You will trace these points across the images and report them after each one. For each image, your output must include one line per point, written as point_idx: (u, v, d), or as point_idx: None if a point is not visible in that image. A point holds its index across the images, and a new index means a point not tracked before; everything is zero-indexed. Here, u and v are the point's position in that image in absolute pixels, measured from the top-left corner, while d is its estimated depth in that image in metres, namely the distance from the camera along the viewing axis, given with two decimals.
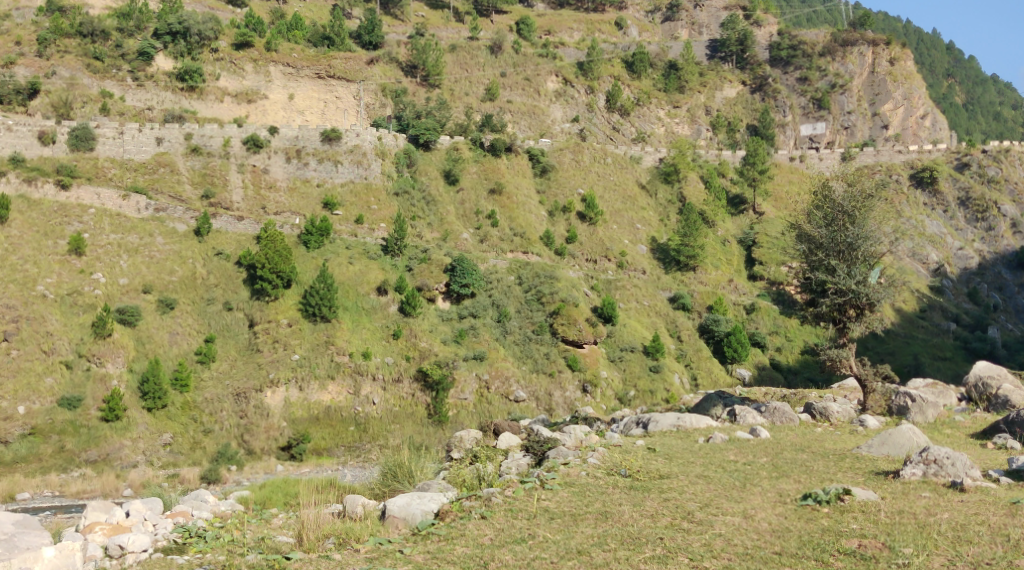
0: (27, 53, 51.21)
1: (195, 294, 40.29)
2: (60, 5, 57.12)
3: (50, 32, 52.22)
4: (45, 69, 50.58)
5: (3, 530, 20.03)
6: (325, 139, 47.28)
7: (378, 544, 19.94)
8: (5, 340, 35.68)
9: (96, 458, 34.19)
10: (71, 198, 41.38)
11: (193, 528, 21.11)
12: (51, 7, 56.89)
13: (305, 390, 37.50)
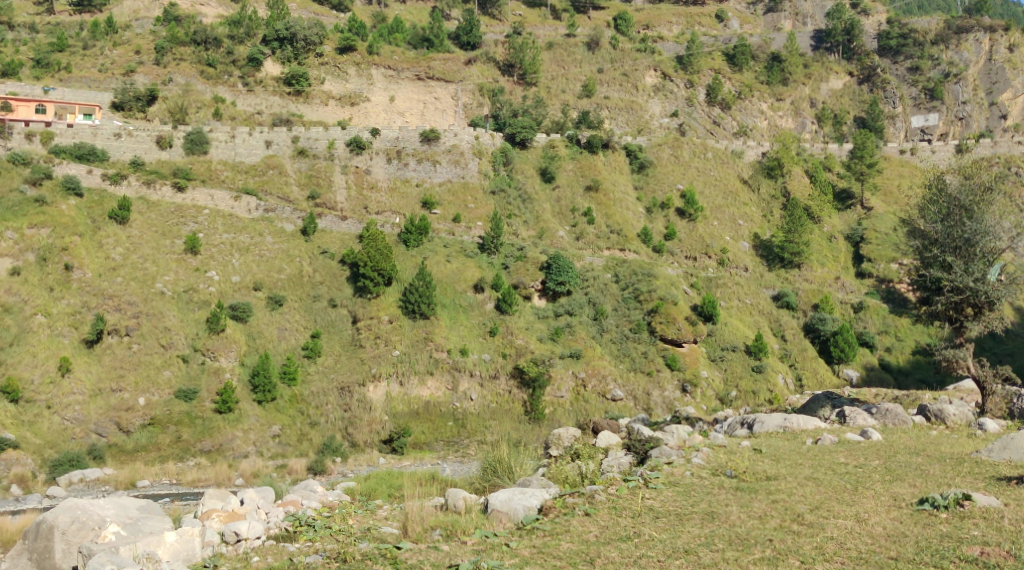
0: (145, 62, 53.81)
1: (302, 291, 41.53)
2: (177, 16, 60.07)
3: (166, 41, 54.96)
4: (163, 76, 52.88)
5: (128, 514, 21.37)
6: (424, 140, 48.40)
7: (484, 537, 20.26)
8: (127, 335, 37.40)
9: (210, 449, 35.34)
10: (187, 201, 43.16)
11: (303, 517, 21.67)
12: (168, 17, 59.89)
13: (405, 385, 38.36)
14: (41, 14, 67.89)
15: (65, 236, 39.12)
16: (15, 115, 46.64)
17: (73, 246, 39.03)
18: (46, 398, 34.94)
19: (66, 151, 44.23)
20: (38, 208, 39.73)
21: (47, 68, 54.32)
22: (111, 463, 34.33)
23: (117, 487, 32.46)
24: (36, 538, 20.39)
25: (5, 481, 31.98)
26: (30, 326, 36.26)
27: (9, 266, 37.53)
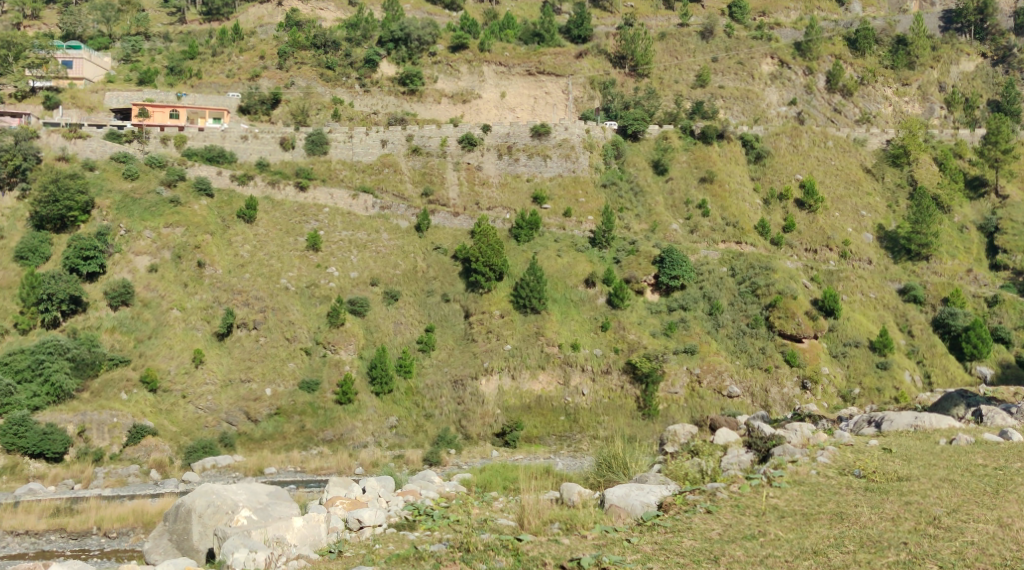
0: (269, 67, 56.77)
1: (417, 286, 42.44)
2: (298, 20, 61.70)
3: (288, 46, 57.40)
4: (285, 79, 55.74)
5: (259, 500, 22.11)
6: (535, 135, 48.60)
7: (605, 531, 20.21)
8: (254, 329, 38.87)
9: (332, 438, 36.47)
10: (309, 200, 44.88)
11: (422, 506, 21.94)
12: (289, 22, 61.59)
13: (517, 379, 38.58)
14: (173, 24, 71.02)
15: (198, 234, 41.17)
16: (151, 120, 50.48)
17: (205, 243, 41.01)
18: (182, 388, 36.59)
19: (198, 154, 47.19)
20: (173, 208, 42.12)
21: (180, 75, 57.99)
22: (240, 451, 35.62)
23: (246, 473, 33.86)
24: (176, 520, 21.75)
25: (145, 466, 33.99)
26: (166, 320, 38.33)
27: (147, 264, 40.01)
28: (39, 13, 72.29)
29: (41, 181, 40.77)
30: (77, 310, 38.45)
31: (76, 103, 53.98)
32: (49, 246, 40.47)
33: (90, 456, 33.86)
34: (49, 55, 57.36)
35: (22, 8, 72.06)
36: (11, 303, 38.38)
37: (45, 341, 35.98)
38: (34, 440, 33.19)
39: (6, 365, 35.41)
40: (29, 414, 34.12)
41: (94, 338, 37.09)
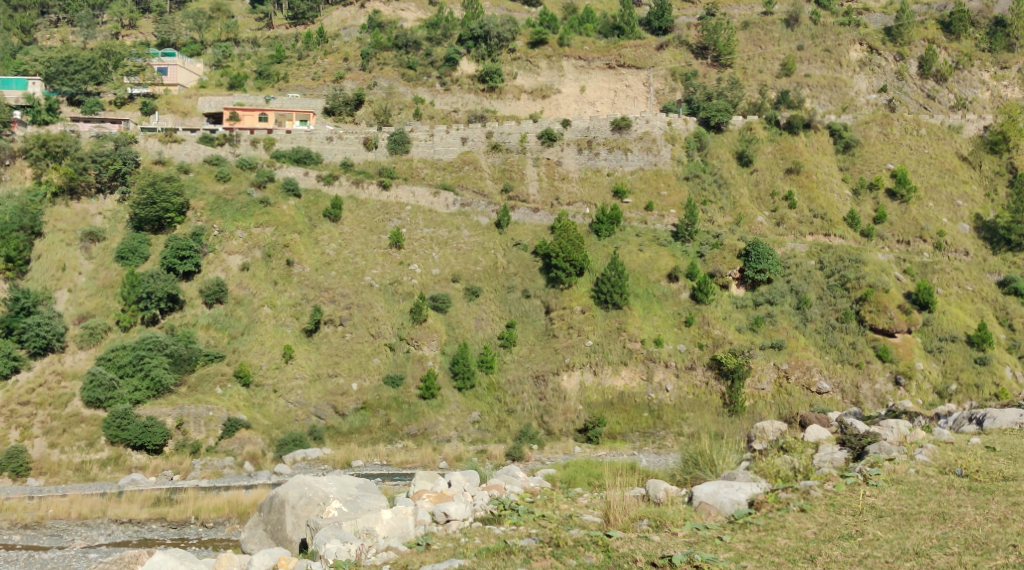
0: (353, 68, 58.03)
1: (497, 282, 42.24)
2: (380, 22, 63.02)
3: (371, 47, 58.60)
4: (368, 81, 56.94)
5: (348, 492, 22.24)
6: (616, 128, 48.09)
7: (695, 529, 19.79)
8: (341, 325, 39.86)
9: (416, 433, 36.97)
10: (391, 198, 45.24)
11: (507, 501, 21.69)
12: (371, 24, 62.95)
13: (599, 375, 38.23)
14: (261, 29, 72.37)
15: (287, 234, 42.52)
16: (241, 123, 52.25)
17: (293, 242, 42.30)
18: (273, 382, 37.79)
19: (286, 156, 48.15)
20: (263, 208, 43.57)
21: (269, 79, 59.34)
22: (329, 444, 36.43)
23: (335, 466, 34.43)
24: (271, 510, 22.28)
25: (239, 458, 35.04)
26: (258, 317, 39.72)
27: (240, 263, 41.58)
28: (135, 22, 74.18)
29: (140, 184, 42.59)
30: (175, 308, 40.06)
31: (171, 108, 56.19)
32: (149, 247, 42.24)
33: (188, 448, 35.06)
34: (145, 62, 59.05)
35: (120, 19, 74.07)
36: (114, 303, 40.35)
37: (146, 338, 37.63)
38: (136, 432, 34.76)
39: (109, 360, 37.15)
40: (131, 408, 35.72)
41: (191, 334, 38.71)
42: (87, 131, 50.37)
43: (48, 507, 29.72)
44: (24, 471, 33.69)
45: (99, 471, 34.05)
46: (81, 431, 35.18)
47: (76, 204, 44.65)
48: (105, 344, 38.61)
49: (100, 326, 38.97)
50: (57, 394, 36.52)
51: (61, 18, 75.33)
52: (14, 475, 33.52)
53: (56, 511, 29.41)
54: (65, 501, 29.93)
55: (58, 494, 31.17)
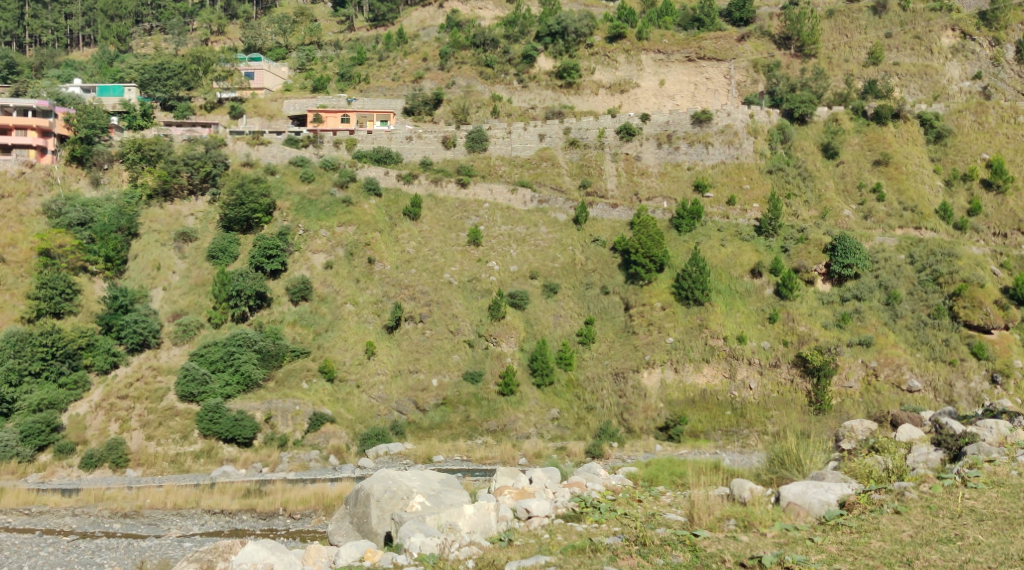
0: (432, 68, 58.47)
1: (576, 279, 41.88)
2: (458, 21, 63.08)
3: (449, 47, 59.00)
4: (446, 80, 57.33)
5: (431, 487, 22.17)
6: (696, 122, 47.22)
7: (785, 530, 19.20)
8: (421, 322, 39.97)
9: (496, 429, 36.89)
10: (470, 195, 45.18)
11: (589, 498, 21.40)
12: (450, 23, 63.12)
13: (680, 372, 37.64)
14: (343, 32, 73.10)
15: (368, 232, 42.89)
16: (324, 126, 53.31)
17: (375, 241, 42.70)
18: (356, 377, 38.10)
19: (367, 156, 48.45)
20: (345, 208, 43.98)
21: (350, 80, 60.22)
22: (410, 439, 36.61)
23: (416, 461, 34.58)
24: (356, 504, 22.09)
25: (325, 452, 35.51)
26: (341, 314, 40.14)
27: (324, 261, 42.13)
28: (224, 28, 75.53)
29: (229, 187, 43.73)
30: (262, 305, 40.84)
31: (258, 112, 57.24)
32: (238, 246, 43.15)
33: (275, 441, 35.80)
34: (234, 68, 61.01)
35: (210, 25, 75.42)
36: (206, 300, 41.32)
37: (236, 335, 38.49)
38: (226, 426, 35.54)
39: (201, 356, 38.04)
40: (222, 402, 36.61)
41: (278, 331, 39.37)
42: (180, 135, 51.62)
43: (146, 497, 30.39)
44: (123, 462, 34.74)
45: (193, 463, 34.88)
46: (176, 424, 35.89)
47: (170, 205, 45.71)
48: (198, 340, 39.67)
49: (194, 323, 40.11)
50: (153, 389, 37.34)
51: (155, 26, 76.98)
52: (114, 466, 34.64)
53: (153, 501, 30.06)
54: (162, 492, 30.66)
55: (153, 486, 31.91)
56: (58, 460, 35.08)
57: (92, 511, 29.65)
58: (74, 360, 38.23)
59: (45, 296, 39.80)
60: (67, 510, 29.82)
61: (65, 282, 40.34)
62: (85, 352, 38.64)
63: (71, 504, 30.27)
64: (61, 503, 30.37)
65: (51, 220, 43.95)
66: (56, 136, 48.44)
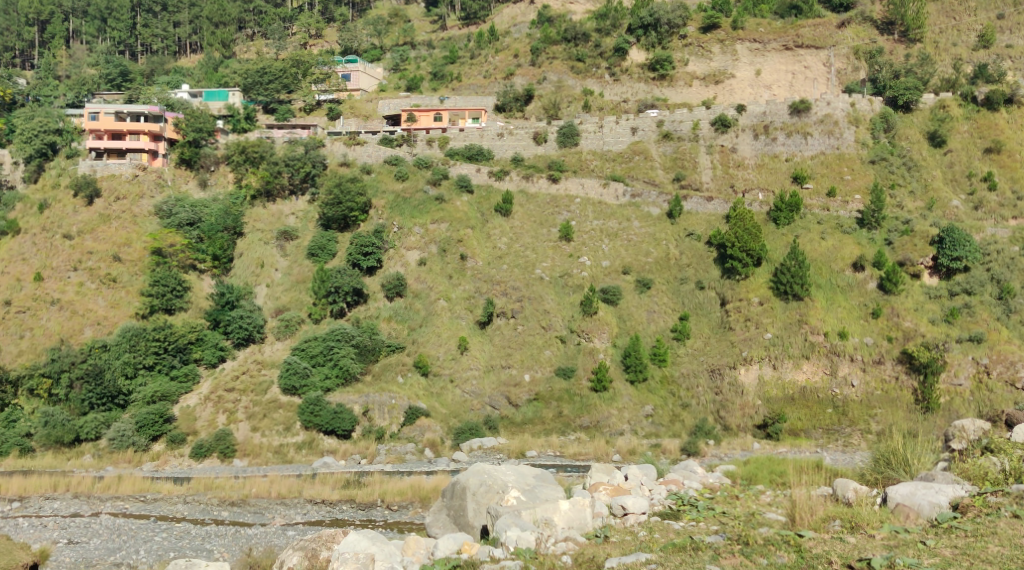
0: (523, 64, 58.29)
1: (669, 274, 41.19)
2: (549, 16, 62.76)
3: (540, 43, 58.81)
4: (538, 76, 57.03)
5: (526, 481, 21.88)
6: (794, 112, 45.95)
7: (895, 531, 18.35)
8: (513, 317, 39.74)
9: (589, 425, 36.43)
10: (561, 190, 44.83)
11: (686, 497, 20.89)
12: (541, 19, 62.86)
13: (779, 369, 36.58)
14: (436, 31, 73.42)
15: (460, 229, 42.92)
16: (418, 124, 53.46)
17: (467, 237, 42.65)
18: (450, 372, 38.16)
19: (459, 153, 48.43)
20: (439, 205, 44.10)
21: (443, 79, 60.65)
22: (504, 434, 36.42)
23: (509, 455, 34.38)
24: (453, 497, 21.94)
25: (420, 445, 35.55)
26: (435, 310, 40.25)
27: (418, 257, 42.37)
28: (322, 32, 76.80)
29: (328, 186, 44.40)
30: (359, 301, 41.31)
31: (355, 113, 57.43)
32: (336, 244, 43.78)
33: (373, 434, 36.01)
34: (331, 70, 61.69)
35: (308, 29, 76.59)
36: (307, 297, 41.99)
37: (335, 330, 39.22)
38: (327, 418, 35.97)
39: (303, 350, 38.71)
40: (322, 395, 37.03)
41: (374, 326, 39.79)
42: (281, 137, 52.22)
43: (252, 487, 30.76)
44: (231, 452, 35.36)
45: (295, 454, 35.34)
46: (279, 416, 36.47)
47: (273, 206, 46.60)
48: (299, 335, 40.35)
49: (295, 318, 40.82)
50: (258, 381, 38.13)
51: (257, 31, 78.47)
52: (222, 456, 35.28)
53: (259, 490, 30.40)
54: (267, 482, 31.00)
55: (259, 476, 32.40)
56: (171, 449, 35.90)
57: (202, 499, 30.24)
58: (185, 355, 39.49)
59: (158, 294, 41.24)
60: (179, 497, 30.49)
61: (177, 280, 41.72)
62: (196, 346, 39.80)
63: (183, 492, 30.92)
64: (174, 491, 31.04)
65: (163, 220, 45.02)
66: (166, 141, 49.70)
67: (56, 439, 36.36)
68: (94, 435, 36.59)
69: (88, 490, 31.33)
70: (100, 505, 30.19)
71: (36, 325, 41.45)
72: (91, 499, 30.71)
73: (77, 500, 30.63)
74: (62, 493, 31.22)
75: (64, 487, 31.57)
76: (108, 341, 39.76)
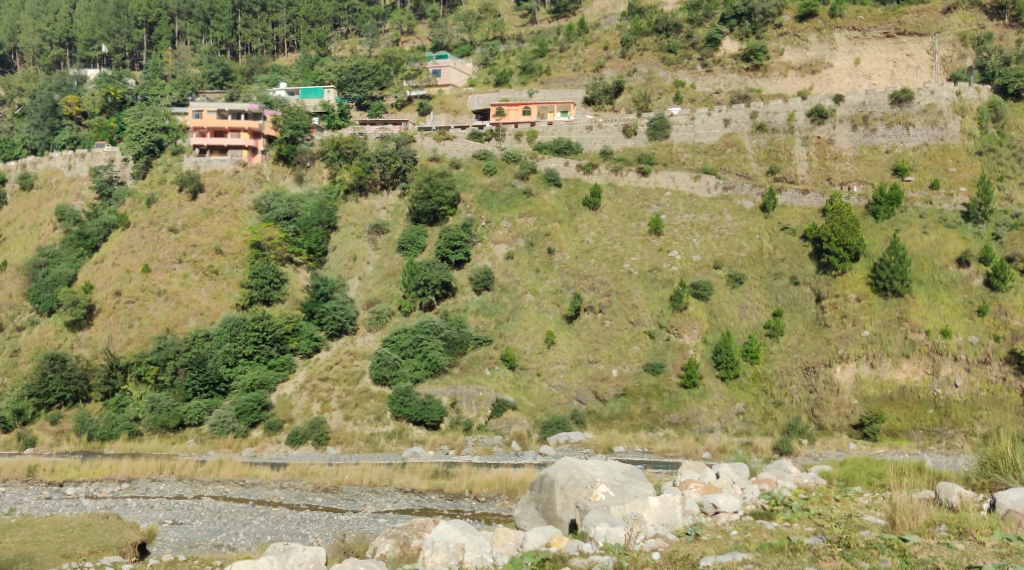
0: (613, 56, 57.63)
1: (762, 269, 40.00)
2: (639, 8, 61.71)
3: (631, 34, 57.99)
4: (628, 68, 56.27)
5: (615, 477, 21.47)
6: (895, 102, 44.50)
7: (1006, 540, 17.39)
8: (600, 312, 39.21)
9: (678, 421, 35.71)
10: (651, 184, 44.09)
11: (780, 496, 20.16)
12: (632, 10, 61.92)
13: (877, 367, 35.35)
14: (526, 25, 73.10)
15: (548, 223, 42.51)
16: (506, 119, 53.13)
17: (554, 231, 42.21)
18: (536, 365, 37.86)
19: (547, 147, 48.11)
20: (526, 199, 43.75)
21: (531, 73, 59.97)
22: (591, 428, 35.94)
23: (597, 451, 33.91)
24: (541, 490, 21.62)
25: (507, 438, 35.30)
26: (522, 303, 39.99)
27: (505, 251, 42.24)
28: (414, 28, 78.95)
29: (417, 180, 44.39)
30: (448, 294, 41.43)
31: (445, 108, 57.84)
32: (425, 238, 43.87)
33: (461, 425, 35.91)
34: (422, 66, 62.49)
35: (400, 26, 78.92)
36: (397, 290, 42.18)
37: (424, 323, 39.21)
38: (416, 409, 36.02)
39: (393, 342, 39.04)
40: (412, 386, 37.16)
41: (462, 319, 39.85)
42: (373, 133, 52.55)
43: (344, 474, 30.96)
44: (324, 440, 35.73)
45: (385, 444, 35.48)
46: (371, 406, 36.88)
47: (365, 200, 47.01)
48: (390, 327, 40.63)
49: (386, 311, 41.14)
50: (350, 371, 38.60)
51: (352, 29, 78.98)
52: (317, 444, 35.68)
53: (351, 477, 30.55)
54: (359, 470, 31.16)
55: (351, 464, 32.58)
56: (268, 436, 36.49)
57: (298, 485, 30.45)
58: (282, 344, 40.02)
59: (257, 286, 41.94)
60: (276, 483, 30.74)
61: (274, 272, 42.39)
62: (292, 337, 40.41)
63: (279, 477, 31.20)
64: (271, 476, 31.38)
65: (261, 214, 45.86)
66: (265, 138, 50.40)
67: (162, 424, 37.39)
68: (198, 420, 37.43)
69: (191, 474, 31.90)
70: (202, 488, 30.66)
71: (144, 314, 42.49)
72: (194, 482, 31.24)
73: (181, 482, 31.18)
74: (167, 475, 31.86)
75: (170, 470, 32.21)
76: (211, 331, 40.68)
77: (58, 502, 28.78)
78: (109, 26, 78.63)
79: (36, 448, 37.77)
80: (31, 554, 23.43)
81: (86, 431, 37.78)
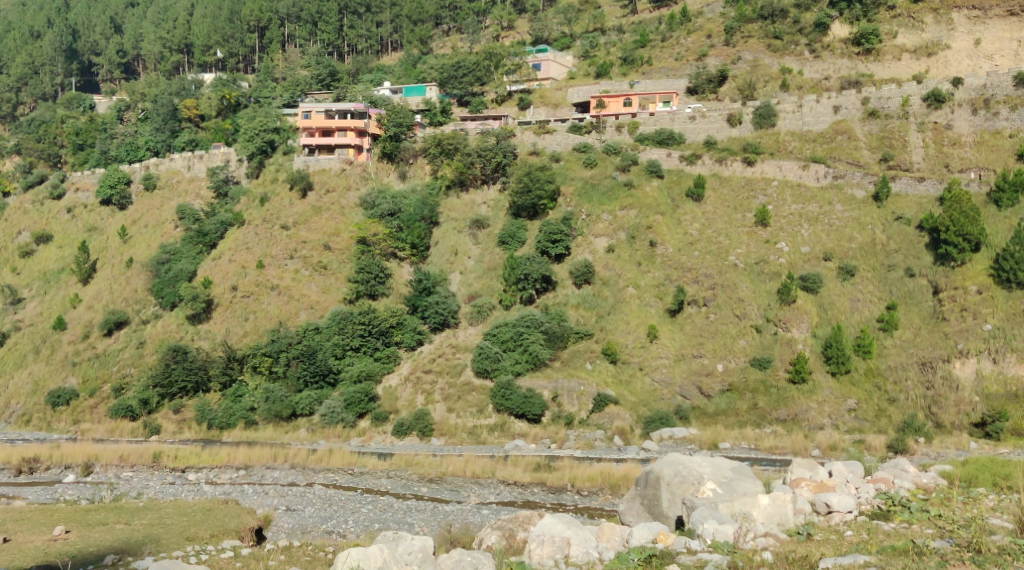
0: (717, 44, 56.22)
1: (875, 261, 38.45)
2: None
3: (735, 21, 56.56)
4: (733, 55, 54.91)
5: (723, 475, 20.35)
6: (1019, 82, 42.08)
7: None
8: (704, 305, 38.30)
9: (787, 418, 34.58)
10: (757, 174, 42.71)
11: (897, 497, 19.12)
12: None
13: (1000, 363, 33.40)
14: (626, 15, 71.83)
15: (650, 215, 41.75)
16: (607, 111, 52.52)
17: (656, 223, 41.40)
18: (639, 360, 37.19)
19: (649, 138, 47.22)
20: (627, 191, 43.13)
21: (633, 64, 59.07)
22: (695, 424, 35.18)
23: (702, 447, 33.03)
24: (647, 486, 21.00)
25: (610, 432, 34.72)
26: (623, 297, 39.32)
27: (606, 245, 41.58)
28: (513, 23, 78.02)
29: (516, 174, 44.04)
30: (548, 288, 40.86)
31: (545, 101, 57.42)
32: (525, 231, 43.53)
33: (563, 419, 35.46)
34: (522, 60, 61.71)
35: (500, 21, 77.78)
36: (498, 283, 41.97)
37: (524, 316, 38.84)
38: (518, 402, 35.68)
39: (494, 335, 38.77)
40: (513, 379, 36.91)
41: (563, 313, 39.28)
42: (474, 128, 52.51)
43: (448, 465, 30.85)
44: (428, 432, 35.91)
45: (488, 436, 35.44)
46: (473, 398, 36.75)
47: (466, 195, 46.91)
48: (491, 320, 40.39)
49: (487, 304, 40.86)
50: (453, 364, 38.55)
51: (453, 26, 79.27)
52: (421, 435, 35.88)
53: (455, 468, 30.41)
54: (462, 461, 31.02)
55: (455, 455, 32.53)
56: (375, 427, 36.90)
57: (404, 474, 30.48)
58: (387, 337, 40.18)
59: (363, 280, 42.36)
60: (383, 472, 30.85)
61: (379, 267, 42.71)
62: (396, 330, 40.48)
63: (386, 467, 31.30)
64: (379, 466, 31.50)
65: (366, 211, 46.20)
66: (370, 136, 51.16)
67: (276, 413, 38.12)
68: (309, 410, 38.00)
69: (304, 461, 32.23)
70: (313, 475, 30.96)
71: (259, 308, 43.32)
72: (306, 469, 31.55)
73: (294, 470, 31.52)
74: (281, 463, 32.24)
75: (283, 458, 32.59)
76: (320, 323, 40.98)
77: (181, 487, 29.39)
78: (224, 31, 80.78)
79: (160, 435, 39.04)
80: (159, 535, 23.57)
81: (206, 419, 38.80)
